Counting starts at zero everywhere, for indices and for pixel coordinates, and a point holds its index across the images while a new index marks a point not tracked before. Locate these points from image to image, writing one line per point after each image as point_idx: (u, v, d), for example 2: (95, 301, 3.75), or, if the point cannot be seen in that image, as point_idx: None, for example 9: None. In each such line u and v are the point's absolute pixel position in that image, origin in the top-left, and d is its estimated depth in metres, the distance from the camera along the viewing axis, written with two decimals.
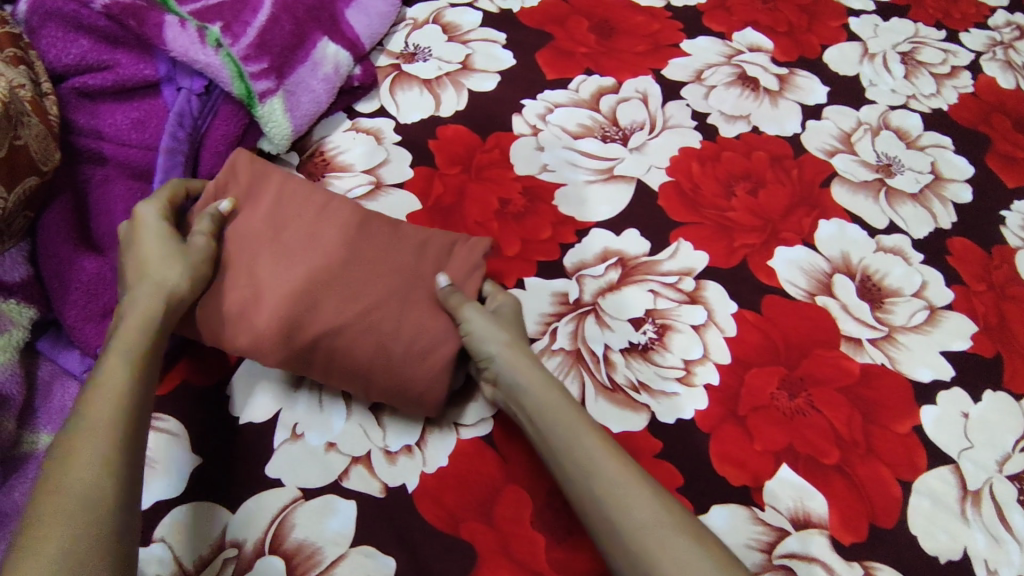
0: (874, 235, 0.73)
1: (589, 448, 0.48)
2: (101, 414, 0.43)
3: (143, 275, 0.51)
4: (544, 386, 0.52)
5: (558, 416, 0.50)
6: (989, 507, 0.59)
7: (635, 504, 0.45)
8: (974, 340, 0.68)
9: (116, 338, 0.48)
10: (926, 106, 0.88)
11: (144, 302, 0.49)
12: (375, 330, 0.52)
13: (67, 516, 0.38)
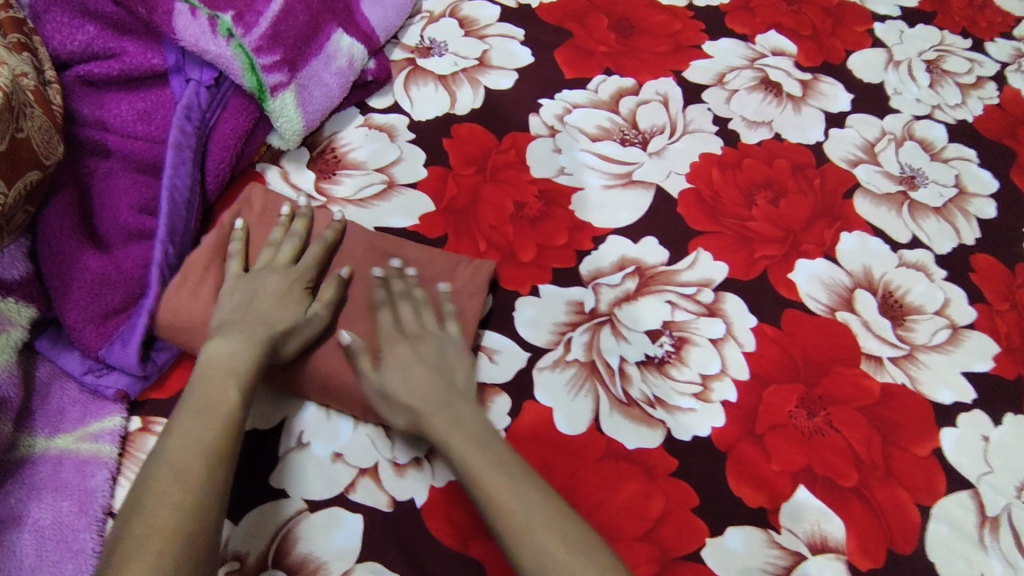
0: (896, 249, 0.72)
1: (488, 492, 0.46)
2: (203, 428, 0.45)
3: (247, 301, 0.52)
4: (447, 424, 0.50)
5: (462, 451, 0.48)
6: (1009, 535, 0.57)
7: (549, 557, 0.43)
8: (997, 361, 0.66)
9: (214, 351, 0.49)
10: (950, 117, 0.86)
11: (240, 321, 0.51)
12: (400, 356, 0.52)
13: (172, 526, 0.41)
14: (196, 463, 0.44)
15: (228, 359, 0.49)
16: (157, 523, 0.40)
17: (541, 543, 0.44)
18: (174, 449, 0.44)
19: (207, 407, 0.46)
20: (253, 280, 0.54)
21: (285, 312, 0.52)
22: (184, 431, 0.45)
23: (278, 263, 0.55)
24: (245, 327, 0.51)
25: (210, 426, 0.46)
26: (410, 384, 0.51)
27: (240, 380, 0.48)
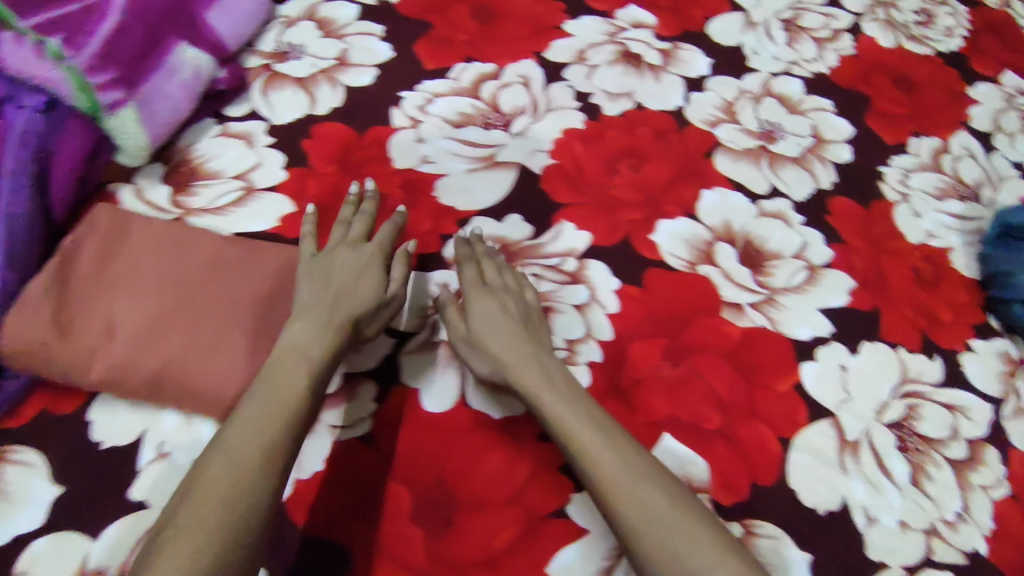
0: (755, 201, 0.76)
1: (585, 442, 0.48)
2: (274, 404, 0.47)
3: (329, 279, 0.56)
4: (534, 374, 0.53)
5: (553, 406, 0.51)
6: (869, 456, 0.61)
7: (644, 502, 0.45)
8: (853, 295, 0.70)
9: (300, 329, 0.52)
10: (807, 71, 0.91)
11: (324, 303, 0.54)
12: (487, 307, 0.58)
13: (230, 494, 0.41)
14: (250, 456, 0.43)
15: (306, 342, 0.51)
16: (208, 493, 0.41)
17: (641, 487, 0.46)
18: (233, 441, 0.44)
19: (267, 402, 0.47)
20: (336, 255, 0.58)
21: (365, 287, 0.56)
22: (240, 427, 0.45)
23: (350, 239, 0.60)
24: (323, 303, 0.54)
25: (272, 421, 0.46)
26: (505, 338, 0.56)
27: (312, 368, 0.50)
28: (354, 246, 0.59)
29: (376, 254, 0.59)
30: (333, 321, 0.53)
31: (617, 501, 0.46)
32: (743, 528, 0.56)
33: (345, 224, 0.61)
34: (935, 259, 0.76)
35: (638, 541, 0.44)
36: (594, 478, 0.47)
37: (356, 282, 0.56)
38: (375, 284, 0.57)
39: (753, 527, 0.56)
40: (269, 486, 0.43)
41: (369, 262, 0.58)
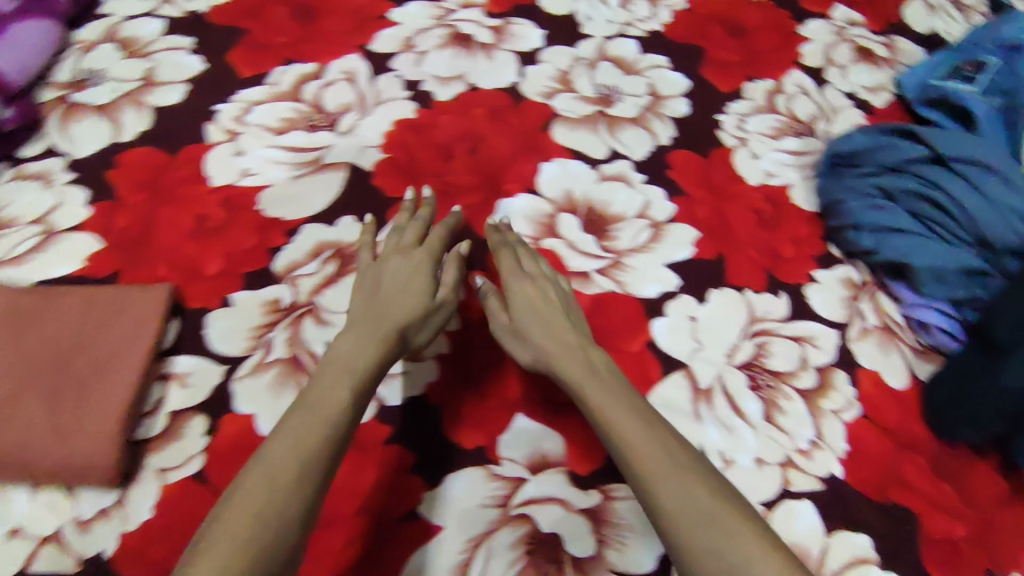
0: (595, 166, 0.77)
1: (624, 432, 0.49)
2: (321, 416, 0.47)
3: (377, 288, 0.59)
4: (578, 360, 0.55)
5: (596, 396, 0.52)
6: (721, 400, 0.63)
7: (682, 495, 0.45)
8: (697, 245, 0.72)
9: (354, 335, 0.55)
10: (641, 31, 0.91)
11: (379, 310, 0.57)
12: (528, 296, 0.60)
13: (262, 507, 0.41)
14: (286, 473, 0.43)
15: (348, 355, 0.52)
16: (244, 503, 0.42)
17: (679, 480, 0.45)
18: (273, 456, 0.44)
19: (307, 416, 0.47)
20: (388, 263, 0.61)
21: (415, 297, 0.58)
22: (279, 442, 0.45)
23: (403, 246, 0.63)
24: (379, 317, 0.56)
25: (309, 437, 0.45)
26: (544, 326, 0.58)
27: (353, 381, 0.50)
28: (425, 256, 0.62)
29: (423, 259, 0.61)
30: (381, 330, 0.55)
31: (656, 492, 0.46)
32: (603, 495, 0.56)
33: (398, 233, 0.64)
34: (776, 198, 0.78)
35: (676, 532, 0.44)
36: (631, 464, 0.47)
37: (406, 293, 0.58)
38: (422, 292, 0.59)
39: (611, 493, 0.56)
40: (300, 507, 0.43)
41: (421, 267, 0.61)
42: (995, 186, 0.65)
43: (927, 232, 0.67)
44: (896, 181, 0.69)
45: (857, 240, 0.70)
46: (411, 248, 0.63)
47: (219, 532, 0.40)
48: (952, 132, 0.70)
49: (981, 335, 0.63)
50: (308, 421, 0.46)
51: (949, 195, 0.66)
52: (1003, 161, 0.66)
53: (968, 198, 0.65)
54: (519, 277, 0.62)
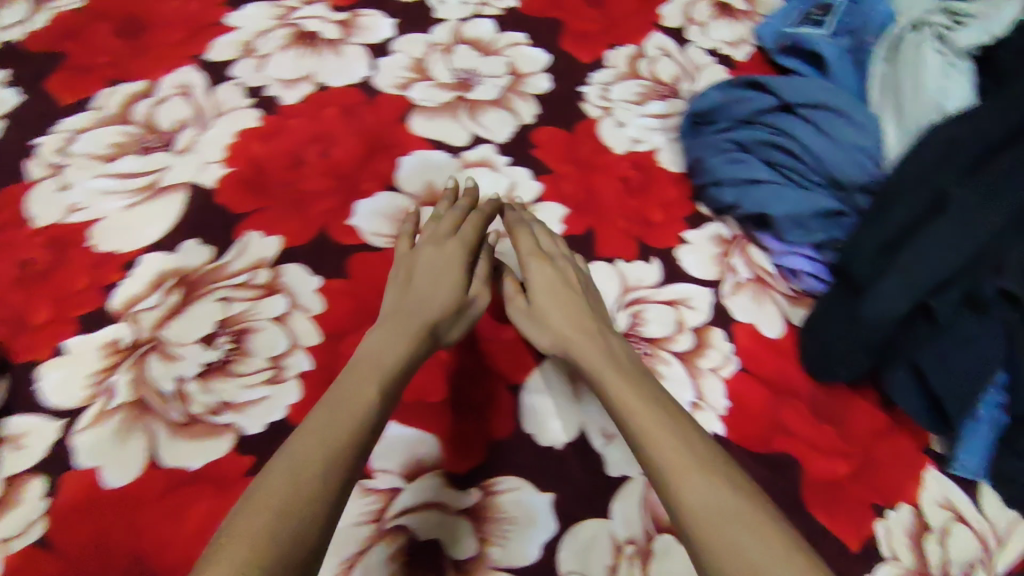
0: (456, 154, 0.75)
1: (646, 426, 0.49)
2: (350, 416, 0.46)
3: (410, 279, 0.61)
4: (602, 347, 0.57)
5: (615, 387, 0.53)
6: None
7: (701, 491, 0.45)
8: (567, 222, 0.72)
9: (388, 322, 0.56)
10: (497, 9, 0.89)
11: (415, 301, 0.59)
12: (549, 280, 0.63)
13: (282, 507, 0.40)
14: (312, 468, 0.42)
15: (388, 345, 0.54)
16: (264, 501, 0.40)
17: (701, 477, 0.45)
18: (300, 451, 0.43)
19: (324, 423, 0.45)
20: (420, 256, 0.63)
21: (444, 293, 0.60)
22: (307, 441, 0.44)
23: (439, 235, 0.65)
24: (413, 312, 0.58)
25: (336, 437, 0.45)
26: (565, 313, 0.60)
27: (382, 377, 0.50)
28: (460, 246, 0.65)
29: (455, 252, 0.64)
30: (414, 322, 0.57)
31: (673, 486, 0.46)
32: (482, 492, 0.55)
33: (436, 223, 0.66)
34: (644, 164, 0.77)
35: (690, 529, 0.44)
36: (653, 458, 0.48)
37: (437, 287, 0.60)
38: (454, 284, 0.61)
39: (490, 488, 0.55)
40: (324, 508, 0.41)
41: (454, 258, 0.63)
42: (842, 127, 0.66)
43: (783, 179, 0.67)
44: (749, 133, 0.70)
45: (720, 195, 0.69)
46: (445, 235, 0.65)
47: (240, 526, 0.38)
48: (796, 78, 0.70)
49: (844, 275, 0.64)
50: (330, 419, 0.46)
51: (800, 141, 0.67)
52: (847, 102, 0.67)
53: (817, 142, 0.66)
54: (537, 263, 0.64)
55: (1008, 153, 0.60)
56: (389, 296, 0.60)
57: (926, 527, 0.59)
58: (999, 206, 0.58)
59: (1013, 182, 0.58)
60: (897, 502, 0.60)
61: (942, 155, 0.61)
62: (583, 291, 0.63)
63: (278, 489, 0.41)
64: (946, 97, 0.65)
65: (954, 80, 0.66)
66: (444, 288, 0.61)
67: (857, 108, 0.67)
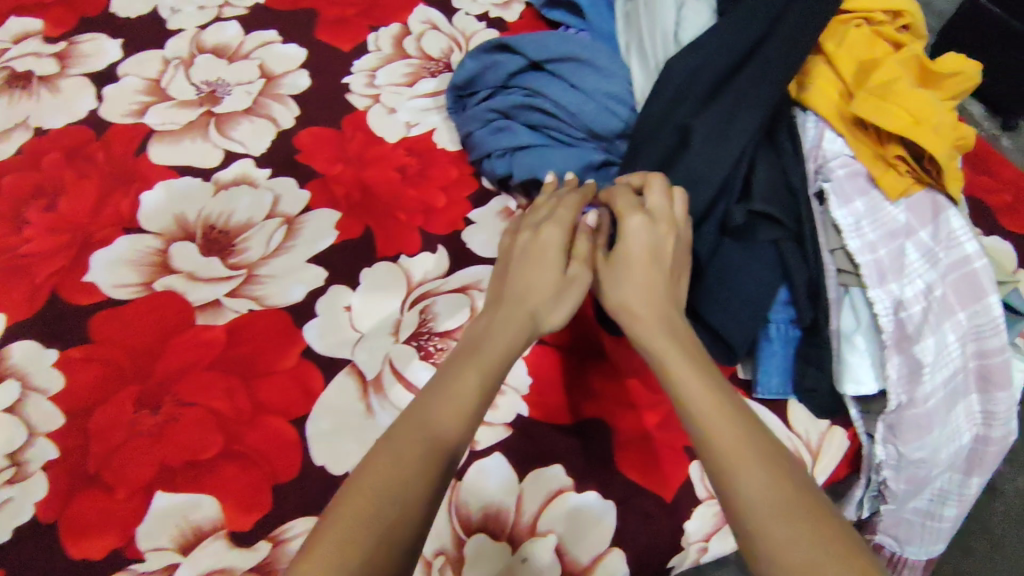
0: (208, 176, 0.68)
1: (714, 418, 0.44)
2: (439, 430, 0.43)
3: (507, 266, 0.56)
4: (685, 334, 0.50)
5: (683, 379, 0.46)
6: (389, 383, 0.59)
7: (764, 490, 0.41)
8: (341, 227, 0.66)
9: (485, 326, 0.51)
10: (242, 8, 0.83)
11: (512, 300, 0.52)
12: (641, 251, 0.53)
13: (362, 525, 0.37)
14: (411, 458, 0.41)
15: (490, 351, 0.48)
16: (346, 512, 0.38)
17: (767, 477, 0.41)
18: (381, 460, 0.40)
19: (421, 428, 0.43)
20: (525, 236, 0.56)
21: (535, 276, 0.53)
22: (410, 443, 0.42)
23: (545, 211, 0.57)
24: (511, 302, 0.52)
25: (415, 451, 0.41)
26: (646, 288, 0.52)
27: (480, 382, 0.46)
28: (566, 217, 0.56)
29: (556, 227, 0.55)
30: (511, 318, 0.51)
31: (736, 481, 0.41)
32: (271, 543, 0.51)
33: (536, 208, 0.59)
34: (419, 148, 0.73)
35: (745, 524, 0.40)
36: (715, 453, 0.43)
37: (534, 271, 0.53)
38: (547, 268, 0.53)
39: (281, 535, 0.52)
40: (415, 521, 0.38)
41: (550, 237, 0.55)
42: (590, 78, 0.65)
43: (547, 140, 0.65)
44: (505, 99, 0.67)
45: (492, 168, 0.66)
46: (548, 215, 0.57)
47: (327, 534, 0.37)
48: (539, 32, 0.67)
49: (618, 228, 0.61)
50: (420, 430, 0.42)
51: (553, 100, 0.65)
52: (590, 51, 0.65)
53: (568, 97, 0.64)
54: (637, 220, 0.53)
55: (739, 76, 0.59)
56: (495, 287, 0.55)
57: None
58: (734, 132, 0.57)
59: (742, 105, 0.58)
60: None
61: (680, 87, 0.60)
62: (668, 262, 0.53)
63: (356, 503, 0.38)
64: (682, 26, 0.64)
65: (690, 8, 0.64)
66: (532, 276, 0.53)
67: (600, 54, 0.65)
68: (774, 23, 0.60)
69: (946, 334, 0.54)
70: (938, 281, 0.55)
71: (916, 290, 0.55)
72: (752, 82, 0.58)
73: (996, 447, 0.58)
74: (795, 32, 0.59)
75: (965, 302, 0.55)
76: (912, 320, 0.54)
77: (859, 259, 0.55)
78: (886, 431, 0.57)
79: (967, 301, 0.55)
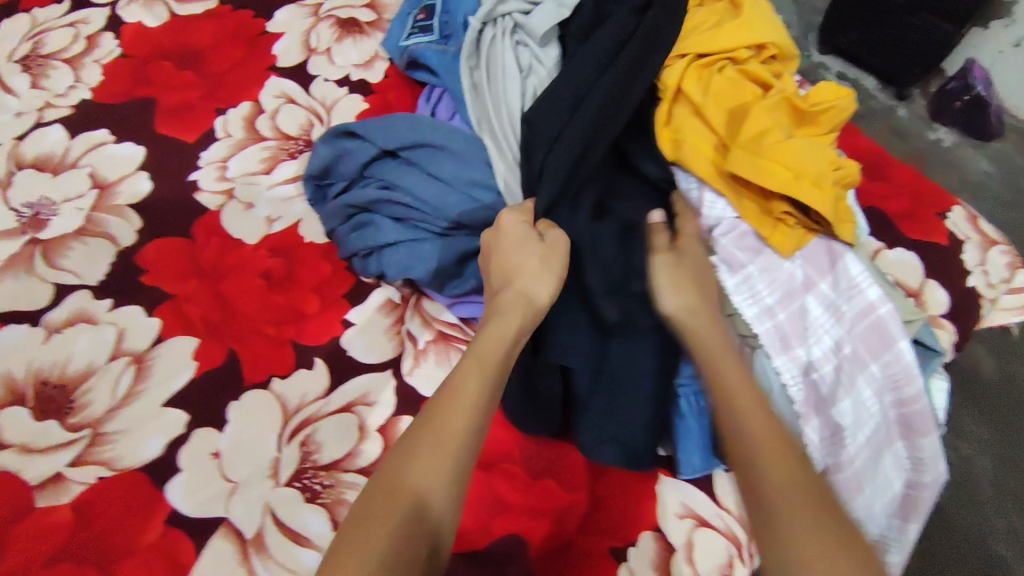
0: (38, 320, 0.59)
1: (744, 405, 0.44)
2: (452, 422, 0.42)
3: (505, 255, 0.52)
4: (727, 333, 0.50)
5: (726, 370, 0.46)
6: (271, 537, 0.51)
7: (784, 477, 0.39)
8: (200, 355, 0.59)
9: (476, 344, 0.47)
10: (65, 108, 0.74)
11: (527, 290, 0.50)
12: (695, 259, 0.54)
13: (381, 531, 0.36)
14: (424, 469, 0.39)
15: (496, 343, 0.47)
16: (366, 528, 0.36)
17: (778, 458, 0.40)
18: (406, 467, 0.39)
19: (441, 426, 0.41)
20: (503, 240, 0.53)
21: (527, 277, 0.51)
22: (429, 444, 0.40)
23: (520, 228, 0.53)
24: (505, 301, 0.50)
25: (441, 455, 0.40)
26: (692, 286, 0.52)
27: (483, 398, 0.44)
28: (517, 229, 0.53)
29: (528, 233, 0.53)
30: (518, 307, 0.49)
31: (764, 472, 0.40)
32: None
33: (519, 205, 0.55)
34: (284, 245, 0.66)
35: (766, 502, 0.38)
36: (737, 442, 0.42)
37: (525, 261, 0.51)
38: (536, 263, 0.51)
39: None
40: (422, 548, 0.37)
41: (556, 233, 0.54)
42: (447, 163, 0.63)
43: (413, 234, 0.62)
44: (361, 193, 0.64)
45: (363, 267, 0.63)
46: (525, 226, 0.54)
47: (347, 544, 0.35)
48: (390, 116, 0.66)
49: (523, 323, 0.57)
50: (445, 430, 0.41)
51: (411, 193, 0.63)
52: (442, 135, 0.64)
53: (426, 188, 0.62)
54: (695, 242, 0.55)
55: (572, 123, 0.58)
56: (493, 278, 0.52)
57: (672, 548, 0.53)
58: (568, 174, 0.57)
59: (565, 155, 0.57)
60: (637, 535, 0.54)
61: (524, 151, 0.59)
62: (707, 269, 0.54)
63: (373, 517, 0.37)
64: (528, 96, 0.65)
65: (533, 76, 0.66)
66: (517, 277, 0.51)
67: (454, 138, 0.64)
68: (592, 81, 0.60)
69: (863, 391, 0.52)
70: (845, 336, 0.53)
71: (824, 349, 0.53)
72: (581, 129, 0.58)
73: (928, 492, 0.54)
74: (612, 88, 0.59)
75: (876, 353, 0.52)
76: (824, 380, 0.52)
77: (758, 328, 0.53)
78: None
79: (877, 352, 0.52)
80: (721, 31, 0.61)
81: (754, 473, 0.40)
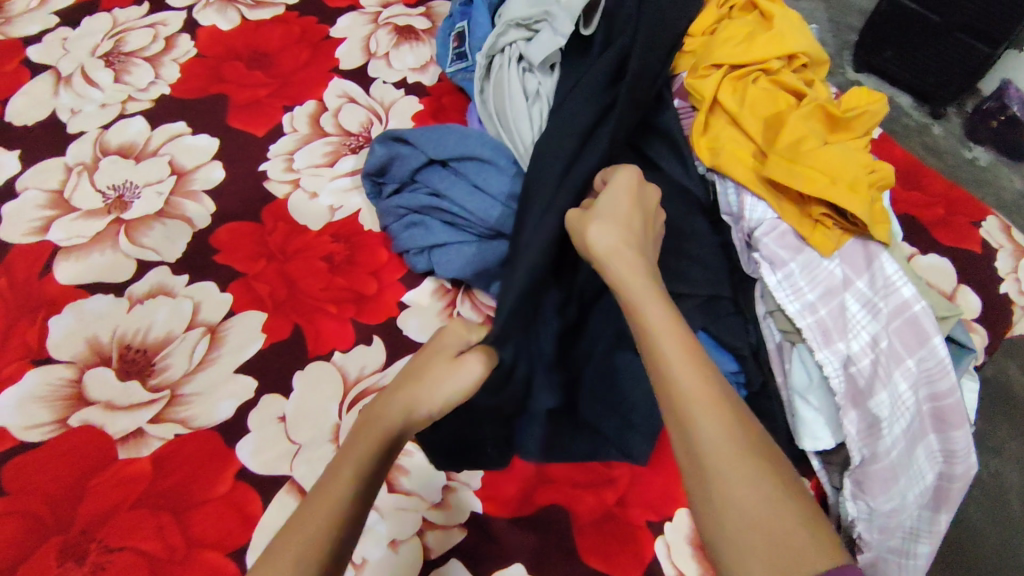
0: (122, 291, 0.65)
1: (674, 359, 0.41)
2: (336, 499, 0.38)
3: (420, 369, 0.46)
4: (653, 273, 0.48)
5: (650, 317, 0.44)
6: None
7: (721, 438, 0.38)
8: (269, 328, 0.63)
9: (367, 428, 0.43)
10: (146, 101, 0.80)
11: (427, 398, 0.44)
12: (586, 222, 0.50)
13: None
14: (328, 522, 0.37)
15: (383, 431, 0.42)
16: None
17: (710, 420, 0.39)
18: (298, 534, 0.36)
19: (333, 477, 0.39)
20: (423, 358, 0.47)
21: (430, 389, 0.44)
22: (342, 489, 0.39)
23: (443, 346, 0.48)
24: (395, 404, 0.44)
25: (331, 519, 0.37)
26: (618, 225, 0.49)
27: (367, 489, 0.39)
28: (446, 345, 0.48)
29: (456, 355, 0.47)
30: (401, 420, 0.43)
31: (702, 443, 0.38)
32: None
33: (464, 325, 0.49)
34: (345, 232, 0.70)
35: (703, 470, 0.38)
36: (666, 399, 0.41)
37: (437, 378, 0.45)
38: (445, 375, 0.45)
39: None
40: None
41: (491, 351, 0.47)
42: (494, 177, 0.67)
43: (461, 237, 0.66)
44: (412, 197, 0.68)
45: (414, 265, 0.67)
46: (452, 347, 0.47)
47: None
48: (438, 127, 0.69)
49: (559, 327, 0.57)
50: (330, 506, 0.37)
51: (457, 202, 0.66)
52: (490, 149, 0.68)
53: (472, 200, 0.66)
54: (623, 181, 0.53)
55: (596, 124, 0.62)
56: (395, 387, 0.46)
57: None
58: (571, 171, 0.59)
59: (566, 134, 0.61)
60: (673, 511, 0.56)
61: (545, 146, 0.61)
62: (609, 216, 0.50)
63: None
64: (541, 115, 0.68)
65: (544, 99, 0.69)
66: (422, 389, 0.44)
67: (501, 155, 0.67)
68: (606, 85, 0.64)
69: (899, 384, 0.54)
70: (882, 331, 0.55)
71: (862, 343, 0.55)
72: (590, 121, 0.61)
73: (960, 484, 0.55)
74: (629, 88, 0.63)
75: (912, 348, 0.54)
76: (862, 373, 0.55)
77: (800, 322, 0.56)
78: (854, 486, 0.55)
79: (913, 347, 0.54)
80: (752, 42, 0.64)
81: (686, 440, 0.39)
